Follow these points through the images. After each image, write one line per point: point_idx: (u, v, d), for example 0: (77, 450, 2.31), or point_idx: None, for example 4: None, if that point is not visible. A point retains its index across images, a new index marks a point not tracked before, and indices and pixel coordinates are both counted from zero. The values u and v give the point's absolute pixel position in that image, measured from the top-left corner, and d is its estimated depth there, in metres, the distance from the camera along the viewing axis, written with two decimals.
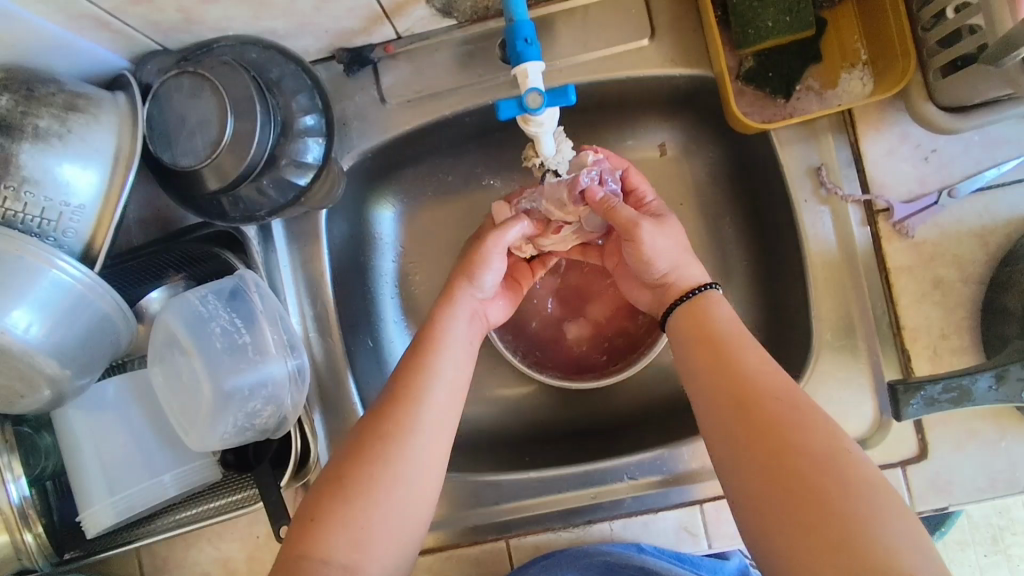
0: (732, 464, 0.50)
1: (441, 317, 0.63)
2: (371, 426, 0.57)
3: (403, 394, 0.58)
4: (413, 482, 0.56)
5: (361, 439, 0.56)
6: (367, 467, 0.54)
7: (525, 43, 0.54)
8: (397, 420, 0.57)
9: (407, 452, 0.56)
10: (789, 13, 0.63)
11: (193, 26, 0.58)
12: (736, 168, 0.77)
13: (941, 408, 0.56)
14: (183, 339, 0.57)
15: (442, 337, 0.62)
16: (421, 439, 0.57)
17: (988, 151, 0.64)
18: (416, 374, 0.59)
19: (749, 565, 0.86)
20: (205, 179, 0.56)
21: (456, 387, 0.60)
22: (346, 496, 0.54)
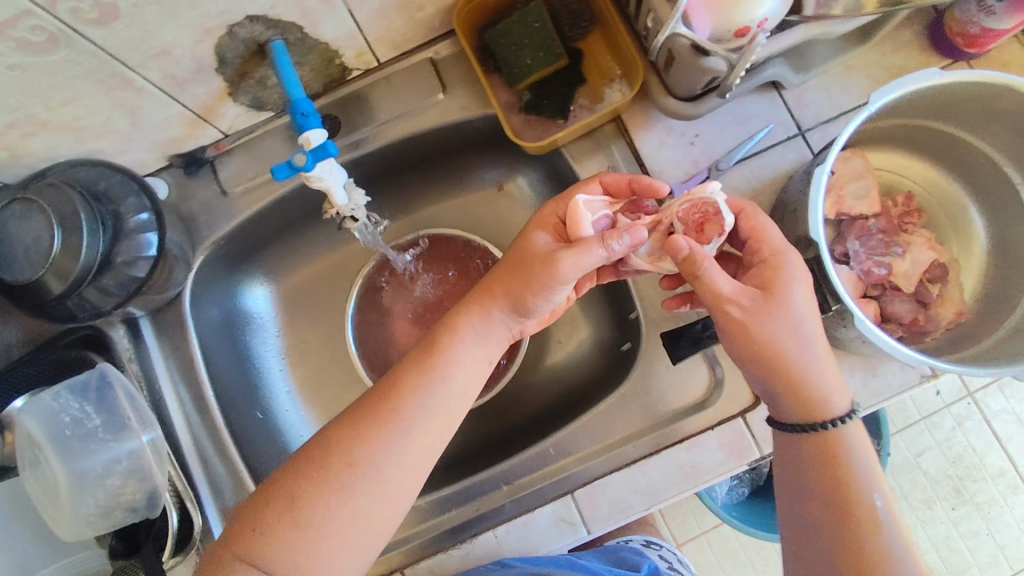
0: (790, 471, 0.57)
1: (463, 312, 0.60)
2: (376, 417, 0.55)
3: (403, 380, 0.57)
4: (374, 495, 0.54)
5: (357, 416, 0.56)
6: (330, 480, 0.53)
7: (303, 117, 0.65)
8: (401, 408, 0.56)
9: (400, 444, 0.55)
10: (541, 50, 0.74)
11: (23, 159, 0.66)
12: (556, 188, 0.86)
13: (707, 345, 0.68)
14: (38, 437, 0.61)
15: (447, 352, 0.59)
16: (416, 436, 0.56)
17: (741, 126, 0.74)
18: (414, 376, 0.57)
19: (668, 570, 0.86)
20: (47, 285, 0.62)
21: (461, 385, 0.58)
22: (327, 493, 0.53)
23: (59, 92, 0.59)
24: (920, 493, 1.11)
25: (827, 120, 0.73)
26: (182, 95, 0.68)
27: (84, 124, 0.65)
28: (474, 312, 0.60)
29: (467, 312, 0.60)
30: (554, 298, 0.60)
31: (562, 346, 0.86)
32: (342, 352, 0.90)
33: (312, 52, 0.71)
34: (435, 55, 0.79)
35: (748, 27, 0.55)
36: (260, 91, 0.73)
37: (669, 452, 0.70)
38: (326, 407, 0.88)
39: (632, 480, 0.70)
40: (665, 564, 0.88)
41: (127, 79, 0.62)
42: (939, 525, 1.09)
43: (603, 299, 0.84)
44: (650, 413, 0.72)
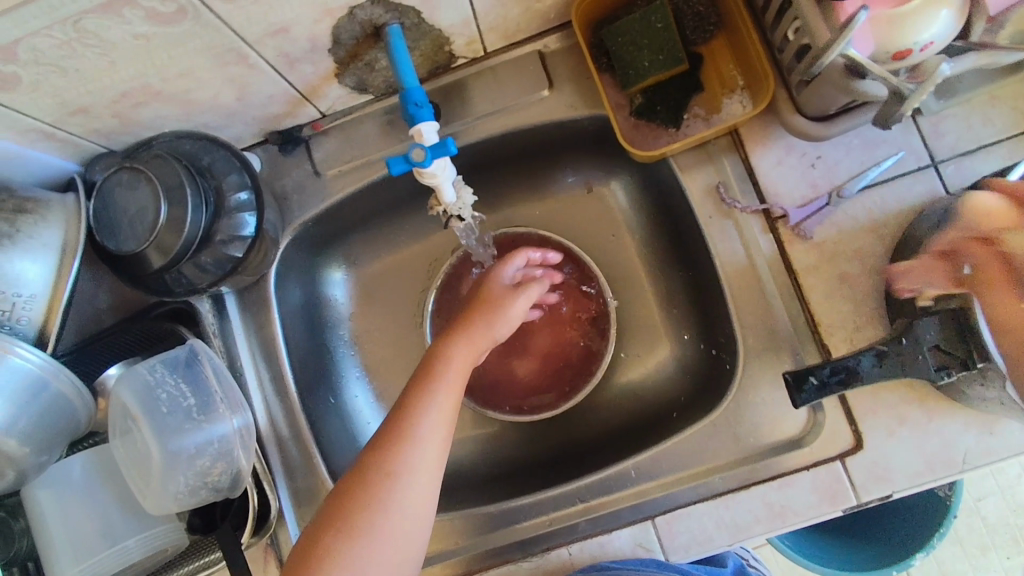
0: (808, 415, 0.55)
1: (417, 387, 0.62)
2: (360, 478, 0.57)
3: (384, 444, 0.58)
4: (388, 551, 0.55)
5: (354, 477, 0.58)
6: (336, 540, 0.55)
7: (416, 107, 0.61)
8: (393, 458, 0.57)
9: (391, 504, 0.56)
10: (662, 53, 0.70)
11: (132, 127, 0.66)
12: (652, 197, 0.82)
13: (832, 392, 0.59)
14: (132, 409, 0.62)
15: (422, 404, 0.60)
16: (403, 486, 0.57)
17: (868, 151, 0.69)
18: (392, 439, 0.58)
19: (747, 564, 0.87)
20: (149, 259, 0.62)
21: (439, 435, 0.60)
22: (327, 552, 0.54)
23: (177, 64, 0.58)
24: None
25: (965, 152, 0.67)
26: (292, 74, 0.66)
27: (194, 96, 0.64)
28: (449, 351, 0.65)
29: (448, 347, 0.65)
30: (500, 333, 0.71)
31: (643, 360, 0.83)
32: (414, 344, 0.88)
33: (425, 38, 0.68)
34: (544, 48, 0.76)
35: (910, 49, 0.52)
36: (367, 74, 0.71)
37: (759, 488, 0.68)
38: (396, 398, 0.87)
39: (716, 513, 0.68)
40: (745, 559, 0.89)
41: (243, 55, 0.60)
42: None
43: (694, 317, 0.80)
44: (738, 446, 0.70)
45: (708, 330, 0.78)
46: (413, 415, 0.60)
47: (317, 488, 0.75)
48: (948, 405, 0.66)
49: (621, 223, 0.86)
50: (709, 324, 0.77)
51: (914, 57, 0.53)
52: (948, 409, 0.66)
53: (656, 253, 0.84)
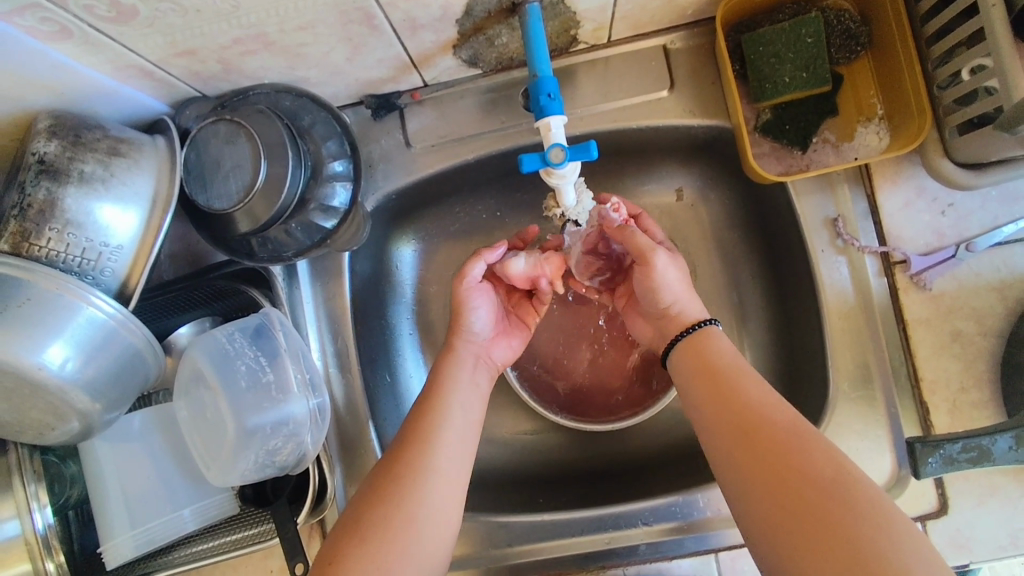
0: (769, 498, 0.48)
1: (443, 365, 0.66)
2: (396, 462, 0.57)
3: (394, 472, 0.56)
4: (421, 520, 0.54)
5: (360, 518, 0.54)
6: (376, 512, 0.54)
7: (548, 98, 0.56)
8: (410, 465, 0.56)
9: (425, 477, 0.56)
10: (805, 69, 0.65)
11: (232, 75, 0.61)
12: (750, 215, 0.78)
13: (960, 470, 0.51)
14: (208, 375, 0.59)
15: (448, 382, 0.64)
16: (442, 466, 0.57)
17: (1006, 206, 0.64)
18: (427, 414, 0.61)
19: None
20: (237, 222, 0.58)
21: (464, 415, 0.62)
22: (356, 545, 0.52)
23: (300, 16, 0.53)
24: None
25: None
26: (410, 40, 0.61)
27: (305, 51, 0.59)
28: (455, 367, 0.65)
29: (449, 357, 0.66)
30: (474, 318, 0.67)
31: None
32: None
33: (555, 19, 0.63)
34: (669, 43, 0.70)
35: None
36: (483, 48, 0.66)
37: None
38: None
39: None
40: None
41: (369, 15, 0.55)
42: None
43: (776, 347, 0.77)
44: None
45: (789, 363, 0.75)
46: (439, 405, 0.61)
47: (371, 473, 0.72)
48: None
49: (712, 238, 0.81)
50: (793, 357, 0.74)
51: None
52: None
53: (744, 274, 0.80)
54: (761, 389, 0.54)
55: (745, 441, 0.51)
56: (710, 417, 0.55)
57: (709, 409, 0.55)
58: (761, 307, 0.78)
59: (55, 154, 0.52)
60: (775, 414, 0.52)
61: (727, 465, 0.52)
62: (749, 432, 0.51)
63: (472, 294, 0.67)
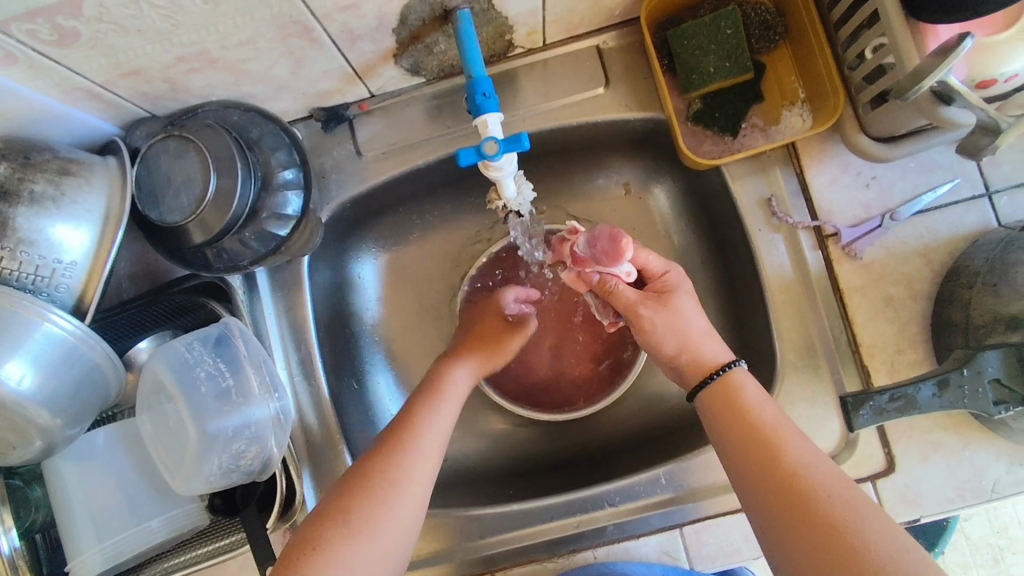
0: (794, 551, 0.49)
1: (447, 371, 0.69)
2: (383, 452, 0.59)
3: (370, 469, 0.57)
4: (396, 514, 0.56)
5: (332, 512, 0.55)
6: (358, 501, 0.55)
7: (483, 97, 0.59)
8: (391, 463, 0.58)
9: (403, 475, 0.57)
10: (728, 59, 0.69)
11: (179, 94, 0.63)
12: (693, 202, 0.81)
13: (890, 418, 0.58)
14: (168, 386, 0.60)
15: (443, 386, 0.66)
16: (418, 465, 0.58)
17: (924, 176, 0.68)
18: (416, 416, 0.62)
19: None
20: (191, 234, 0.60)
21: (445, 425, 0.63)
22: (333, 529, 0.53)
23: (239, 32, 0.56)
24: (959, 557, 1.09)
25: (1019, 184, 0.67)
26: (350, 51, 0.64)
27: (249, 67, 0.62)
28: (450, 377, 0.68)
29: (450, 360, 0.70)
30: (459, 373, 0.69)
31: None
32: (439, 335, 0.86)
33: (489, 25, 0.66)
34: (602, 44, 0.74)
35: (994, 80, 0.52)
36: (423, 56, 0.69)
37: None
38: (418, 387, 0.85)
39: (743, 525, 0.68)
40: None
41: (307, 28, 0.58)
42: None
43: (727, 327, 0.80)
44: None
45: (739, 340, 0.78)
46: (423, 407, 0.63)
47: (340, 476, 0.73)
48: (982, 435, 0.66)
49: (660, 227, 0.85)
50: (743, 334, 0.77)
51: (999, 87, 0.53)
52: (983, 438, 0.66)
53: (693, 260, 0.83)
54: (789, 430, 0.55)
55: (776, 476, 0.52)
56: (731, 452, 0.55)
57: (733, 440, 0.55)
58: (711, 290, 0.81)
59: (4, 174, 0.53)
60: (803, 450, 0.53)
61: (751, 493, 0.53)
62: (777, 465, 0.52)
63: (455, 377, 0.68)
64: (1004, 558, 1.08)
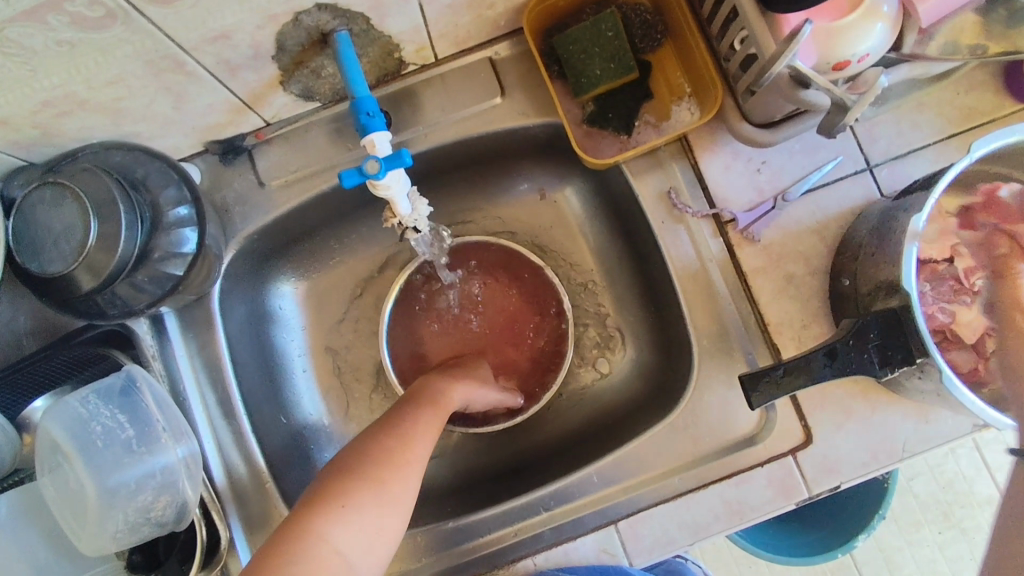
0: None
1: (441, 386, 0.68)
2: (384, 437, 0.57)
3: (369, 449, 0.55)
4: (394, 501, 0.52)
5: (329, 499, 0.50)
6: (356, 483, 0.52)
7: (367, 116, 0.60)
8: (394, 450, 0.55)
9: (404, 467, 0.54)
10: (613, 60, 0.71)
11: (55, 138, 0.61)
12: (603, 202, 0.83)
13: (786, 392, 0.58)
14: (63, 444, 0.58)
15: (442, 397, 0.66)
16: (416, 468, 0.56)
17: (809, 157, 0.71)
18: (416, 413, 0.61)
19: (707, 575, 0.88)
20: (79, 281, 0.57)
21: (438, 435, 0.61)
22: (330, 511, 0.49)
23: (105, 72, 0.54)
24: (910, 516, 1.15)
25: (896, 156, 0.70)
26: (233, 81, 0.63)
27: (125, 105, 0.60)
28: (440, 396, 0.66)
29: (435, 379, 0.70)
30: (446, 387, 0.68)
31: (598, 361, 0.83)
32: (366, 359, 0.85)
33: (373, 44, 0.66)
34: (494, 55, 0.75)
35: (848, 61, 0.54)
36: (312, 81, 0.68)
37: (717, 486, 0.69)
38: (349, 414, 0.83)
39: (676, 513, 0.69)
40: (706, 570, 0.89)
41: (179, 62, 0.57)
42: (926, 549, 1.14)
43: (648, 320, 0.81)
44: (696, 446, 0.71)
45: (659, 332, 0.79)
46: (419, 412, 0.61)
47: (269, 516, 0.70)
48: (889, 397, 0.68)
49: (575, 229, 0.86)
50: (662, 325, 0.79)
51: (853, 68, 0.55)
52: (890, 401, 0.68)
53: (610, 258, 0.84)
54: None
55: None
56: None
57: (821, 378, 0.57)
58: (630, 286, 0.83)
59: None
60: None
61: None
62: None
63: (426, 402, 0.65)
64: (954, 513, 1.14)
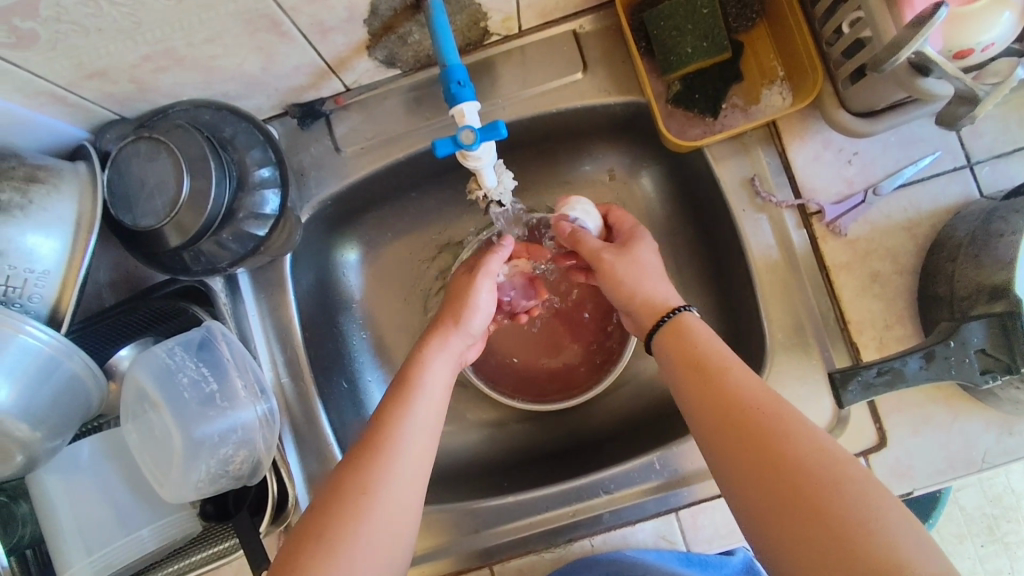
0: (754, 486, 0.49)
1: (422, 357, 0.63)
2: (363, 450, 0.56)
3: (349, 473, 0.54)
4: (379, 521, 0.53)
5: (324, 506, 0.53)
6: (334, 517, 0.52)
7: (458, 86, 0.59)
8: (368, 462, 0.55)
9: (384, 484, 0.54)
10: (705, 39, 0.68)
11: (148, 94, 0.62)
12: (678, 185, 0.80)
13: (878, 392, 0.57)
14: (150, 393, 0.60)
15: (419, 371, 0.61)
16: (399, 472, 0.55)
17: (905, 149, 0.68)
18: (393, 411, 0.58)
19: None
20: (168, 237, 0.58)
21: (425, 426, 0.58)
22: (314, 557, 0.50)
23: (205, 28, 0.54)
24: (954, 528, 1.08)
25: (1000, 154, 0.67)
26: (322, 44, 0.62)
27: (219, 64, 0.60)
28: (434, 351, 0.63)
29: (435, 343, 0.64)
30: (473, 318, 0.67)
31: None
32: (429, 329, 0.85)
33: (463, 12, 0.65)
34: (579, 28, 0.73)
35: (971, 50, 0.51)
36: (397, 47, 0.68)
37: None
38: None
39: None
40: None
41: (275, 22, 0.56)
42: (966, 561, 1.08)
43: (717, 310, 0.79)
44: None
45: (727, 322, 0.77)
46: (396, 406, 0.58)
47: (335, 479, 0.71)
48: (971, 405, 0.66)
49: (646, 212, 0.84)
50: (731, 316, 0.77)
51: (976, 57, 0.52)
52: (972, 409, 0.66)
53: (680, 244, 0.82)
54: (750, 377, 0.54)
55: (736, 430, 0.51)
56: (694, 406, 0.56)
57: (683, 387, 0.57)
58: (699, 273, 0.81)
59: None
60: (759, 405, 0.52)
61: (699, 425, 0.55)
62: (748, 428, 0.51)
63: (433, 361, 0.62)
64: (999, 527, 1.06)
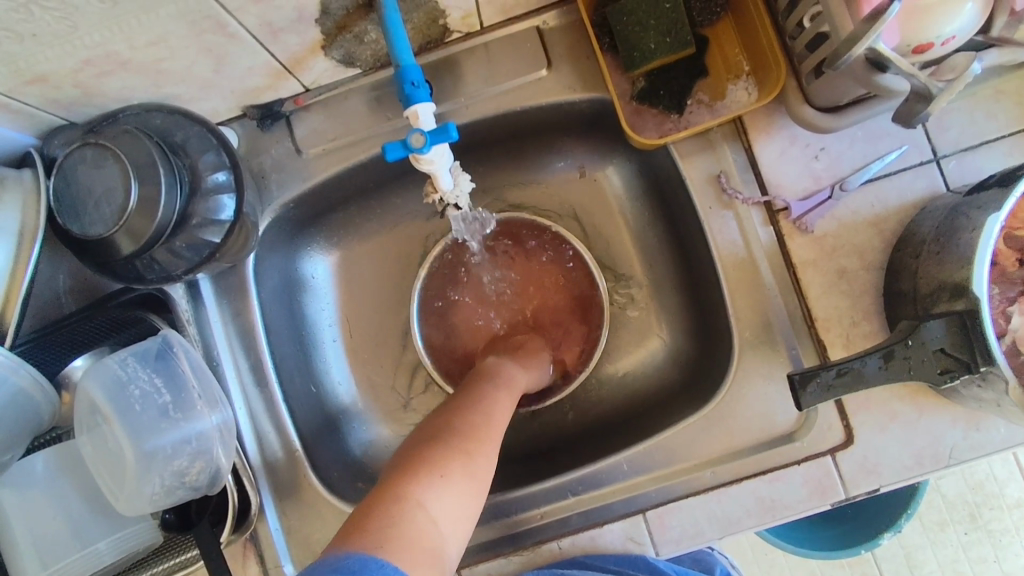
0: None
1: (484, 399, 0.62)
2: (445, 423, 0.56)
3: (437, 435, 0.54)
4: (474, 480, 0.52)
5: (431, 441, 0.53)
6: (439, 454, 0.51)
7: (412, 86, 0.58)
8: (463, 428, 0.56)
9: (475, 452, 0.54)
10: (669, 34, 0.67)
11: (95, 98, 0.60)
12: (647, 183, 0.79)
13: (837, 393, 0.57)
14: (102, 406, 0.58)
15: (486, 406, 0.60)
16: (486, 449, 0.55)
17: (872, 144, 0.67)
18: (475, 406, 0.60)
19: (731, 568, 0.87)
20: (119, 245, 0.57)
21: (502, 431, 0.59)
22: (437, 481, 0.49)
23: (147, 31, 0.53)
24: (936, 514, 1.11)
25: (967, 147, 0.66)
26: (274, 45, 0.61)
27: (166, 67, 0.59)
28: (489, 401, 0.61)
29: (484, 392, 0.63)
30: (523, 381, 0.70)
31: (632, 350, 0.81)
32: (398, 331, 0.84)
33: (418, 10, 0.64)
34: (543, 24, 0.72)
35: (931, 43, 0.50)
36: (355, 46, 0.66)
37: (751, 482, 0.68)
38: (378, 387, 0.83)
39: (706, 506, 0.68)
40: (728, 562, 0.88)
41: (221, 23, 0.55)
42: (948, 548, 1.10)
43: (687, 308, 0.78)
44: (731, 440, 0.69)
45: (697, 320, 0.77)
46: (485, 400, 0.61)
47: (300, 485, 0.71)
48: (938, 402, 0.66)
49: (615, 209, 0.83)
50: (699, 314, 0.76)
51: (935, 51, 0.51)
52: (939, 406, 0.66)
53: (650, 241, 0.81)
54: None
55: None
56: None
57: None
58: (669, 271, 0.80)
59: None
60: None
61: None
62: None
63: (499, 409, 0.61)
64: (981, 514, 1.10)
